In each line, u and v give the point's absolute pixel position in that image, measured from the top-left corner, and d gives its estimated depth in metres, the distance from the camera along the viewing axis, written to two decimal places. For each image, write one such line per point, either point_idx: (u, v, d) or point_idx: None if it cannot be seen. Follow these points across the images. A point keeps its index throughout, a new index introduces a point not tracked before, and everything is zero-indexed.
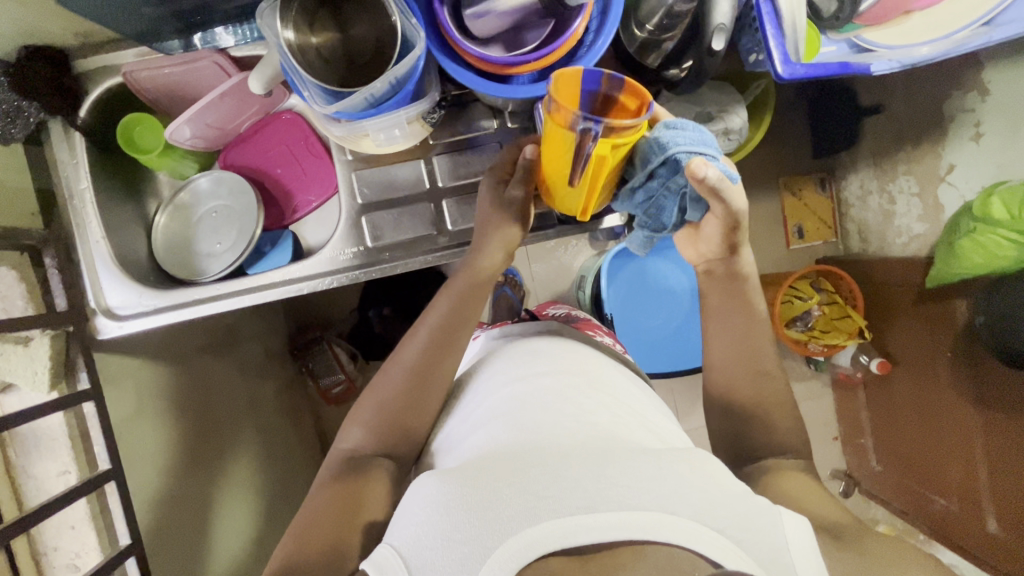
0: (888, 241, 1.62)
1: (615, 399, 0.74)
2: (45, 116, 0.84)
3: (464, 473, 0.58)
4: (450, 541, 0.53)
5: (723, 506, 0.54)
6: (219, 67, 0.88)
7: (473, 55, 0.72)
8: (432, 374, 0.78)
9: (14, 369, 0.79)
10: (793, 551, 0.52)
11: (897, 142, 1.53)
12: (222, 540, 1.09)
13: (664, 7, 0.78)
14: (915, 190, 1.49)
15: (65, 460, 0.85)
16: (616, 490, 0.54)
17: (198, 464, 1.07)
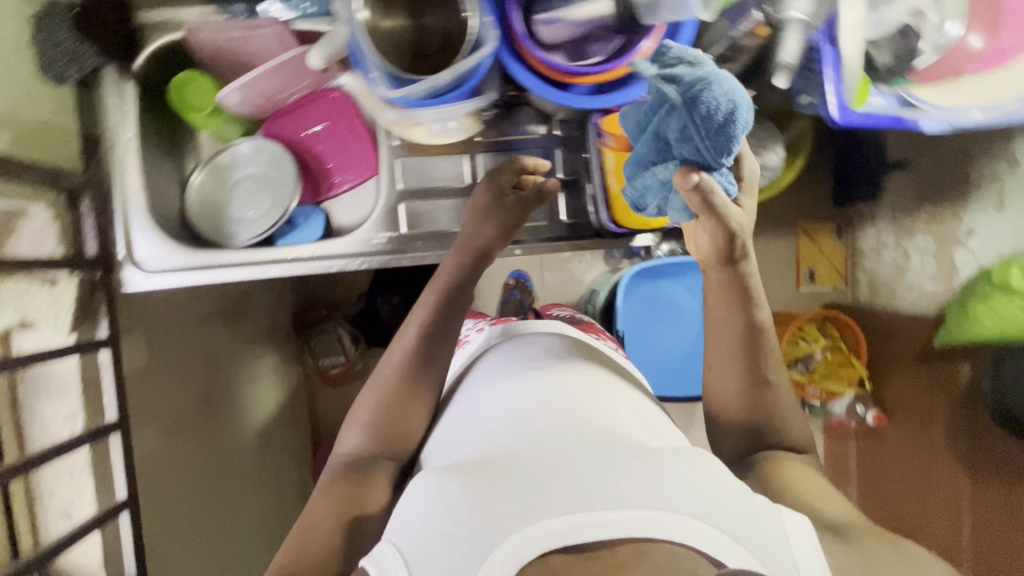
0: (897, 295, 1.64)
1: (617, 401, 0.76)
2: (102, 62, 0.85)
3: (467, 472, 0.59)
4: (449, 536, 0.54)
5: (724, 505, 0.55)
6: (280, 38, 0.89)
7: (544, 63, 0.74)
8: (420, 383, 0.78)
9: (40, 308, 0.80)
10: (797, 559, 0.52)
11: (919, 201, 1.53)
12: (208, 506, 1.09)
13: (727, 39, 0.79)
14: (931, 250, 1.50)
15: (72, 405, 0.85)
16: (613, 491, 0.55)
17: (193, 427, 1.07)
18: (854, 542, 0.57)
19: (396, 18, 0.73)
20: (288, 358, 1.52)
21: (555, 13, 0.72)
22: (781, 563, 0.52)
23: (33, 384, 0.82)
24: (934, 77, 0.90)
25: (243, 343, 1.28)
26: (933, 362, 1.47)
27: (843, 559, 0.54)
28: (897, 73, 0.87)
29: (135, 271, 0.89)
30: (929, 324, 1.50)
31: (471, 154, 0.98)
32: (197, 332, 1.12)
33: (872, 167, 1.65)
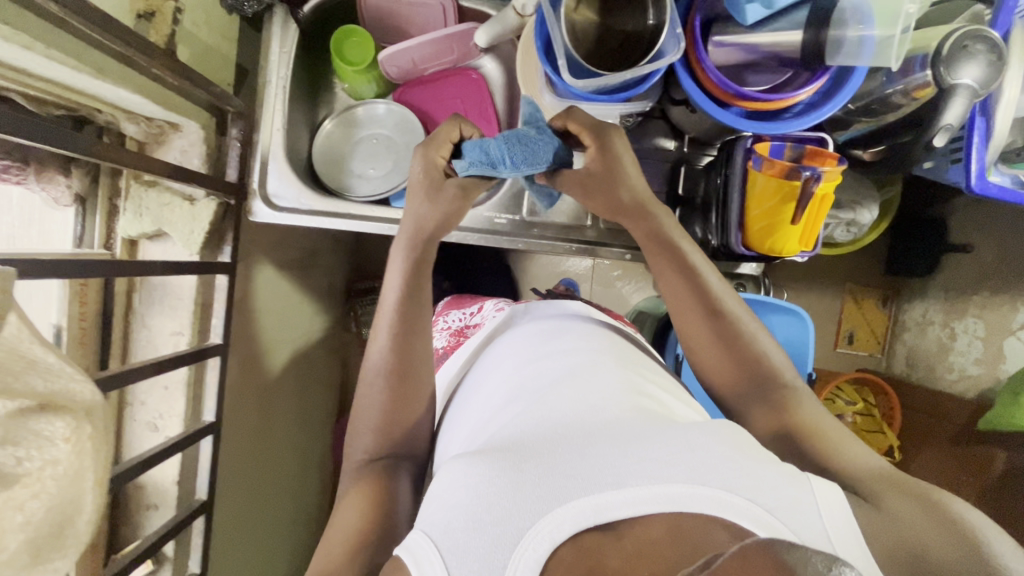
0: (936, 374, 1.57)
1: (643, 373, 0.67)
2: (275, 1, 0.87)
3: (491, 452, 0.51)
4: (480, 523, 0.46)
5: (750, 470, 0.48)
6: (443, 10, 0.92)
7: (714, 81, 0.76)
8: (411, 347, 0.69)
9: (176, 222, 0.82)
10: (830, 526, 0.45)
11: (975, 283, 1.45)
12: (256, 448, 1.08)
13: (880, 94, 0.82)
14: (981, 334, 1.41)
15: (182, 321, 0.86)
16: (643, 465, 0.49)
17: (259, 368, 1.08)
18: (883, 508, 0.49)
19: (583, 11, 0.76)
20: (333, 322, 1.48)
21: (731, 35, 0.76)
22: (815, 537, 0.45)
23: (151, 294, 0.86)
24: None
25: (301, 299, 1.25)
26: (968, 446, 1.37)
27: (875, 520, 0.47)
28: None
29: (264, 205, 0.90)
30: (973, 408, 1.41)
31: None
32: (276, 276, 1.12)
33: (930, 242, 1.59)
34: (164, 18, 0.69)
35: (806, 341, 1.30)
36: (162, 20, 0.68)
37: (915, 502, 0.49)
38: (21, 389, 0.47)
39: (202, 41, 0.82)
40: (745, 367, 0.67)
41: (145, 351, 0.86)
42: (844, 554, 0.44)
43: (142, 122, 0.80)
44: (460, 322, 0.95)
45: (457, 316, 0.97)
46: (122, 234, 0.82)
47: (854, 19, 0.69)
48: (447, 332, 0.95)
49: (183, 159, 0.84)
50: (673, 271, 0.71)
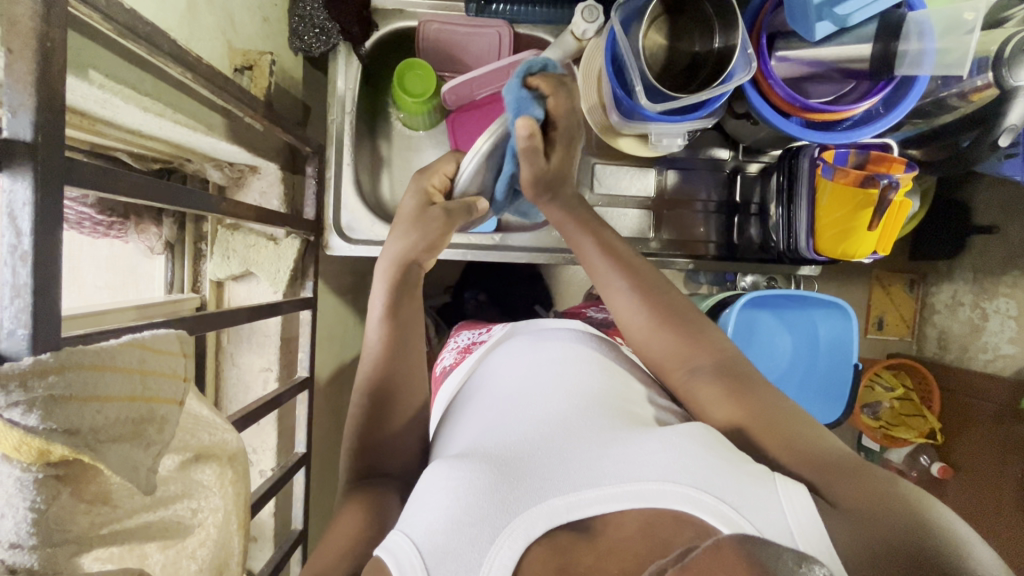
0: (969, 355, 1.38)
1: (627, 376, 0.67)
2: (339, 41, 0.89)
3: (480, 457, 0.52)
4: (460, 524, 0.46)
5: (719, 467, 0.47)
6: (500, 39, 0.95)
7: (783, 97, 0.77)
8: (402, 353, 0.68)
9: (263, 263, 0.85)
10: (797, 526, 0.44)
11: (1004, 264, 1.29)
12: (323, 477, 1.09)
13: (933, 96, 0.83)
14: (1014, 312, 1.26)
15: (270, 358, 0.89)
16: (617, 465, 0.50)
17: (326, 395, 1.08)
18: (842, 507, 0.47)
19: (652, 37, 0.79)
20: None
21: (797, 50, 0.78)
22: (778, 535, 0.44)
23: (239, 333, 0.88)
24: None
25: (355, 322, 1.24)
26: (1009, 428, 1.23)
27: (843, 528, 0.44)
28: None
29: (341, 239, 0.93)
30: (1010, 387, 1.24)
31: (660, 169, 0.99)
32: (334, 305, 1.12)
33: (952, 226, 1.37)
34: (261, 70, 0.74)
35: (853, 341, 1.16)
36: (259, 72, 0.73)
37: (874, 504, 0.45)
38: (191, 442, 0.49)
39: (278, 86, 0.85)
40: (673, 341, 0.64)
41: (236, 388, 0.89)
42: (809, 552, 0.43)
43: (226, 168, 0.83)
44: (468, 340, 0.89)
45: (467, 336, 0.91)
46: (209, 277, 0.85)
47: (915, 32, 0.72)
48: (456, 350, 0.88)
49: (263, 201, 0.87)
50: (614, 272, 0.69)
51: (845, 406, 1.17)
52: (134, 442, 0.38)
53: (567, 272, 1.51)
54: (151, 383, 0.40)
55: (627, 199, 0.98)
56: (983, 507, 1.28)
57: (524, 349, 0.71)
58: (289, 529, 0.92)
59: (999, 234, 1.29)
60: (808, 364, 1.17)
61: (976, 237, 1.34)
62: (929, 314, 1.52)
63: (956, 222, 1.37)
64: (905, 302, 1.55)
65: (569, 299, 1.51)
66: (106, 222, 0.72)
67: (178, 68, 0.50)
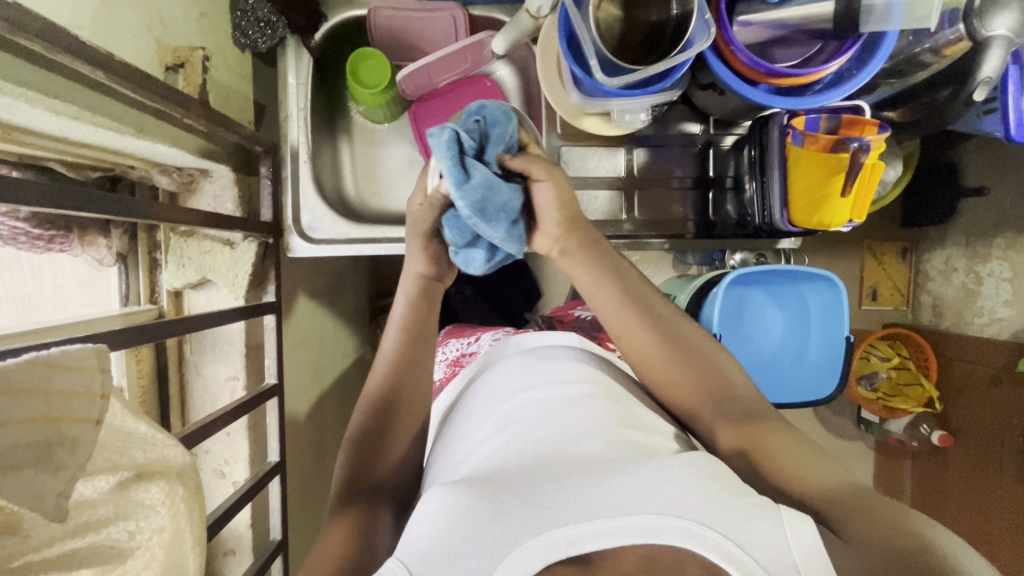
0: (964, 322, 1.35)
1: (624, 399, 0.66)
2: (287, 34, 0.86)
3: (478, 481, 0.50)
4: (457, 554, 0.45)
5: (725, 504, 0.47)
6: (455, 22, 0.91)
7: (747, 64, 0.74)
8: (416, 380, 0.69)
9: (220, 268, 0.81)
10: (806, 569, 0.44)
11: (994, 227, 1.26)
12: (303, 483, 1.07)
13: (908, 53, 0.79)
14: (1008, 276, 1.23)
15: (236, 366, 0.86)
16: (619, 496, 0.48)
17: (301, 400, 1.06)
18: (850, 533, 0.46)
19: (606, 8, 0.75)
20: (363, 343, 1.40)
21: (757, 13, 0.75)
22: (784, 572, 0.44)
23: (202, 342, 0.85)
24: None
25: (332, 325, 1.21)
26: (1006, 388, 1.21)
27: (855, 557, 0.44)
28: None
29: (301, 240, 0.90)
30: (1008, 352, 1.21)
31: (629, 147, 0.95)
32: (310, 309, 1.11)
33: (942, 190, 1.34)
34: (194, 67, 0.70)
35: (843, 309, 1.12)
36: (193, 69, 0.70)
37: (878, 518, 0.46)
38: (124, 461, 0.46)
39: (226, 84, 0.81)
40: (683, 370, 0.64)
41: (204, 399, 0.86)
42: None
43: (174, 173, 0.80)
44: (457, 352, 0.95)
45: (455, 347, 0.96)
46: (166, 286, 0.82)
47: None
48: (445, 364, 0.94)
49: (217, 205, 0.83)
50: (602, 277, 0.67)
51: (839, 381, 1.14)
52: (42, 468, 0.36)
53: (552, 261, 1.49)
54: (58, 403, 0.37)
55: (596, 181, 0.95)
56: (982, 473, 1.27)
57: (520, 367, 0.70)
58: (267, 540, 0.89)
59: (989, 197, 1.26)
60: (801, 339, 1.14)
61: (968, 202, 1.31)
62: (923, 282, 1.49)
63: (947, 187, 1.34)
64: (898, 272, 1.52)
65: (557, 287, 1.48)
66: (46, 236, 0.68)
67: (85, 65, 0.47)
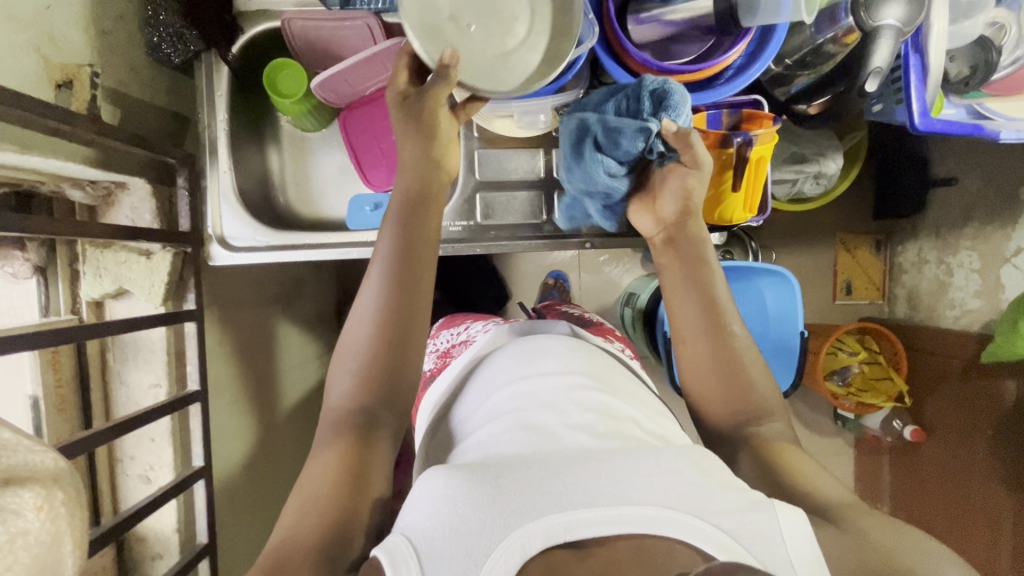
0: (938, 313, 1.41)
1: (619, 398, 0.71)
2: (201, 47, 0.87)
3: (479, 470, 0.55)
4: (458, 533, 0.49)
5: (718, 500, 0.52)
6: (369, 29, 0.92)
7: (637, 61, 0.75)
8: (402, 344, 0.70)
9: (135, 278, 0.83)
10: (793, 556, 0.49)
11: (964, 217, 1.32)
12: (243, 487, 1.08)
13: (813, 44, 0.80)
14: (976, 266, 1.29)
15: (158, 373, 0.88)
16: (616, 489, 0.52)
17: (242, 404, 1.08)
18: (847, 530, 0.55)
19: None
20: (327, 349, 1.41)
21: (651, 11, 0.75)
22: (774, 560, 0.49)
23: (124, 350, 0.87)
24: (1009, 92, 0.92)
25: (284, 331, 1.23)
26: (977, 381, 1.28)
27: (843, 555, 0.51)
28: (974, 85, 0.90)
29: (220, 247, 0.92)
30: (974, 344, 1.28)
31: (547, 149, 0.96)
32: (258, 315, 1.14)
33: (916, 181, 1.42)
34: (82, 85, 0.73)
35: (795, 301, 1.15)
36: (80, 86, 0.72)
37: (883, 534, 0.54)
38: None
39: (139, 99, 0.84)
40: (719, 386, 0.72)
41: (127, 406, 0.88)
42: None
43: (88, 186, 0.82)
44: (448, 343, 0.95)
45: (446, 338, 0.97)
46: (84, 297, 0.84)
47: None
48: (435, 355, 0.94)
49: (135, 216, 0.85)
50: (682, 281, 0.78)
51: (795, 373, 1.15)
52: None
53: (517, 262, 1.51)
54: None
55: (514, 182, 0.96)
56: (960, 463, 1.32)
57: (525, 367, 0.75)
58: (193, 543, 0.91)
59: (958, 186, 1.33)
60: (759, 333, 1.16)
61: (938, 191, 1.38)
62: (897, 274, 1.55)
63: (919, 178, 1.41)
64: (872, 264, 1.58)
65: (521, 288, 1.50)
66: None
67: None
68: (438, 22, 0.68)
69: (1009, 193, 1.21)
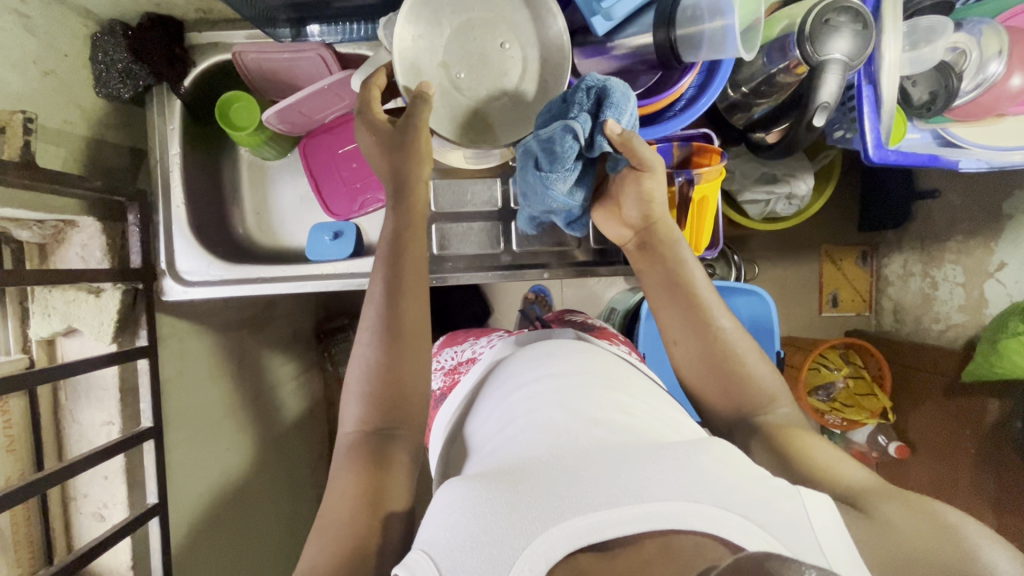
0: (924, 327, 1.39)
1: (632, 392, 0.67)
2: (152, 82, 0.88)
3: (493, 475, 0.51)
4: (478, 543, 0.46)
5: (740, 489, 0.49)
6: (322, 60, 0.91)
7: None
8: (403, 347, 0.66)
9: (83, 317, 0.83)
10: (819, 535, 0.47)
11: (948, 229, 1.30)
12: (220, 517, 1.06)
13: (766, 74, 0.79)
14: (960, 280, 1.28)
15: (110, 412, 0.87)
16: (635, 484, 0.48)
17: (214, 431, 1.07)
18: (874, 516, 0.51)
19: None
20: (307, 367, 1.40)
21: (595, 46, 0.75)
22: (805, 548, 0.45)
23: (76, 389, 0.87)
24: (972, 117, 0.90)
25: (259, 354, 1.22)
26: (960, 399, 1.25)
27: (871, 545, 0.48)
28: (936, 110, 0.87)
29: (174, 282, 0.92)
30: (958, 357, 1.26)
31: (504, 179, 0.95)
32: (228, 341, 1.13)
33: (899, 193, 1.40)
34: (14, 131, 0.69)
35: (770, 311, 1.17)
36: (12, 134, 0.69)
37: (909, 524, 0.50)
38: None
39: (85, 137, 0.84)
40: (725, 385, 0.69)
41: (80, 445, 0.88)
42: (832, 562, 0.45)
43: (35, 227, 0.81)
44: (452, 360, 0.91)
45: (449, 355, 0.93)
46: (33, 336, 0.83)
47: (714, 11, 0.64)
48: (442, 373, 0.90)
49: (85, 253, 0.85)
50: (661, 283, 0.74)
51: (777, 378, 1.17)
52: None
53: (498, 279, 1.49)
54: None
55: (470, 213, 0.95)
56: (944, 479, 1.29)
57: (532, 365, 0.72)
58: None
59: (941, 198, 1.31)
60: None
61: (922, 203, 1.36)
62: (883, 286, 1.52)
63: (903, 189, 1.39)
64: (859, 276, 1.55)
65: (502, 305, 1.48)
66: None
67: None
68: (422, 67, 0.72)
69: (992, 207, 1.20)
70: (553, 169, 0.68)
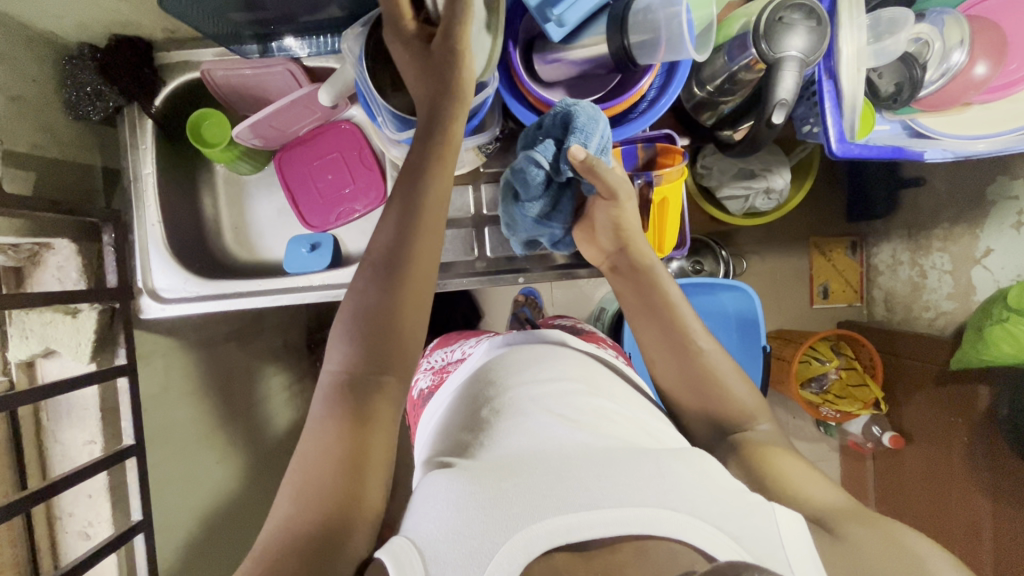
0: (914, 315, 1.38)
1: (618, 399, 0.67)
2: (123, 102, 0.89)
3: (479, 472, 0.52)
4: (459, 536, 0.46)
5: (720, 501, 0.49)
6: (292, 74, 0.92)
7: (543, 102, 0.76)
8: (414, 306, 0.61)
9: (61, 339, 0.84)
10: (789, 549, 0.47)
11: (934, 216, 1.30)
12: (204, 530, 1.07)
13: (728, 72, 0.79)
14: (948, 267, 1.27)
15: (92, 430, 0.88)
16: (617, 487, 0.49)
17: (203, 445, 1.08)
18: (842, 535, 0.50)
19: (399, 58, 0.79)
20: (298, 376, 1.40)
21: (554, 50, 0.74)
22: (774, 560, 0.45)
23: (57, 409, 0.88)
24: (939, 106, 0.91)
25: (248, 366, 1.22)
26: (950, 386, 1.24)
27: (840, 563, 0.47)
28: (902, 101, 0.87)
29: (151, 300, 0.93)
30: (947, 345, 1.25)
31: (476, 185, 0.96)
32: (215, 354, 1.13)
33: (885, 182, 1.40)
34: None
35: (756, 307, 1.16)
36: None
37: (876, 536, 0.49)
38: None
39: (57, 160, 0.85)
40: (705, 403, 0.68)
41: (63, 464, 0.89)
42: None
43: (9, 250, 0.82)
44: (442, 360, 0.91)
45: (440, 356, 0.93)
46: (12, 359, 0.84)
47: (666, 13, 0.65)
48: (430, 372, 0.90)
49: (61, 274, 0.85)
50: (641, 305, 0.74)
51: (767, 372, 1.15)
52: None
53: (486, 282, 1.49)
54: None
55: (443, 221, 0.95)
56: (940, 467, 1.29)
57: (521, 366, 0.72)
58: None
59: (926, 186, 1.31)
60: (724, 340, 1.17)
61: (908, 191, 1.36)
62: (873, 276, 1.52)
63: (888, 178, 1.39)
64: (848, 267, 1.54)
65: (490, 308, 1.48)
66: None
67: None
68: None
69: (976, 193, 1.20)
70: (527, 197, 0.74)
